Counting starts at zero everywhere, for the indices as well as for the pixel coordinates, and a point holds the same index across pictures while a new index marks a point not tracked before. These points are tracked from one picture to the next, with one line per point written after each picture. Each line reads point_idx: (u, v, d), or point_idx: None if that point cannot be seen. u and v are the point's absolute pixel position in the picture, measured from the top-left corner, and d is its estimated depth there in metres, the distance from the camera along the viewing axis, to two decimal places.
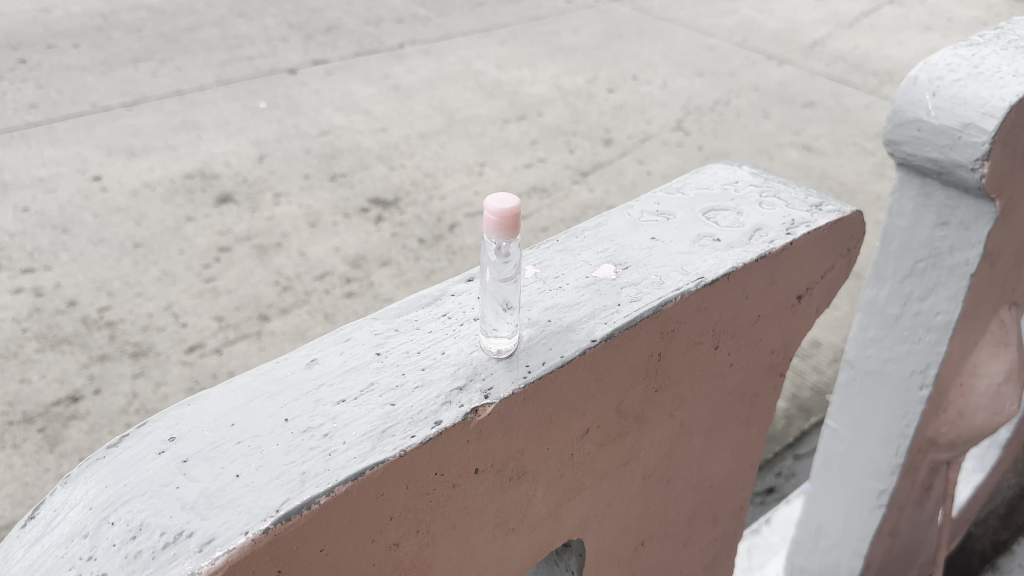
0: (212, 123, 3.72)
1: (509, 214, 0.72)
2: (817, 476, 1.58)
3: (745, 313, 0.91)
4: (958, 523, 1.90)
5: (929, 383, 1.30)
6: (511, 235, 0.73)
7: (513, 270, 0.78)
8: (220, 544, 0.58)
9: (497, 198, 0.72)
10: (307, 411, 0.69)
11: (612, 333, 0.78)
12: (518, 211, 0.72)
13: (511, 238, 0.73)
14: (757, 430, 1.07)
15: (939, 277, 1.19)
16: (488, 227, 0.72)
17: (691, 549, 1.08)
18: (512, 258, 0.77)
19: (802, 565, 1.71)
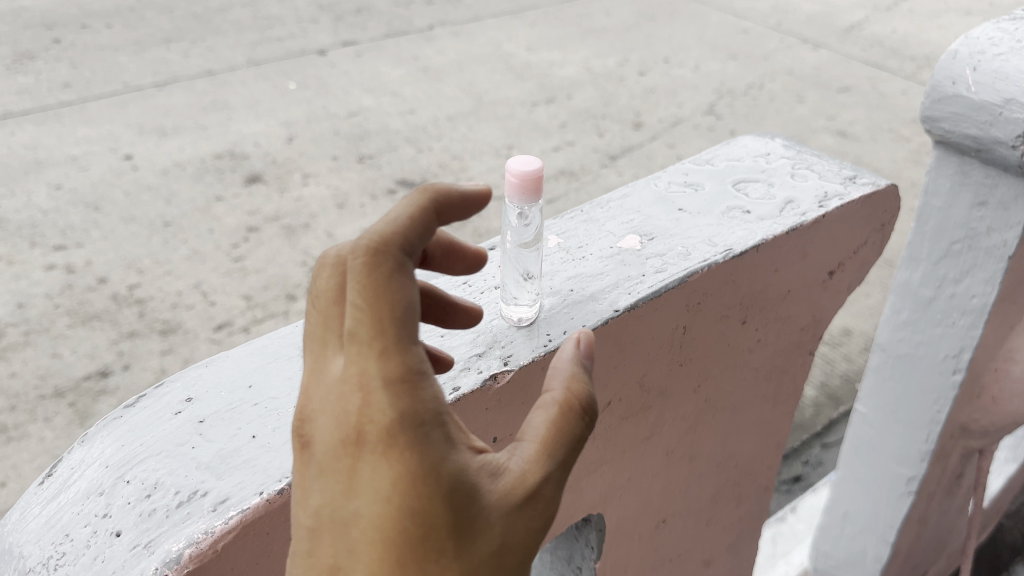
0: (242, 103, 3.74)
1: (532, 176, 0.70)
2: (844, 462, 1.56)
3: (775, 288, 0.89)
4: (990, 514, 1.87)
5: (963, 367, 1.27)
6: (533, 199, 0.71)
7: (533, 236, 0.77)
8: (234, 504, 0.57)
9: (518, 160, 0.71)
10: None
11: (636, 304, 0.76)
12: (540, 173, 0.71)
13: (532, 202, 0.72)
14: (784, 410, 1.04)
15: (976, 259, 1.16)
16: (510, 191, 0.71)
17: (714, 529, 1.07)
18: (532, 223, 0.77)
19: (828, 551, 1.69)
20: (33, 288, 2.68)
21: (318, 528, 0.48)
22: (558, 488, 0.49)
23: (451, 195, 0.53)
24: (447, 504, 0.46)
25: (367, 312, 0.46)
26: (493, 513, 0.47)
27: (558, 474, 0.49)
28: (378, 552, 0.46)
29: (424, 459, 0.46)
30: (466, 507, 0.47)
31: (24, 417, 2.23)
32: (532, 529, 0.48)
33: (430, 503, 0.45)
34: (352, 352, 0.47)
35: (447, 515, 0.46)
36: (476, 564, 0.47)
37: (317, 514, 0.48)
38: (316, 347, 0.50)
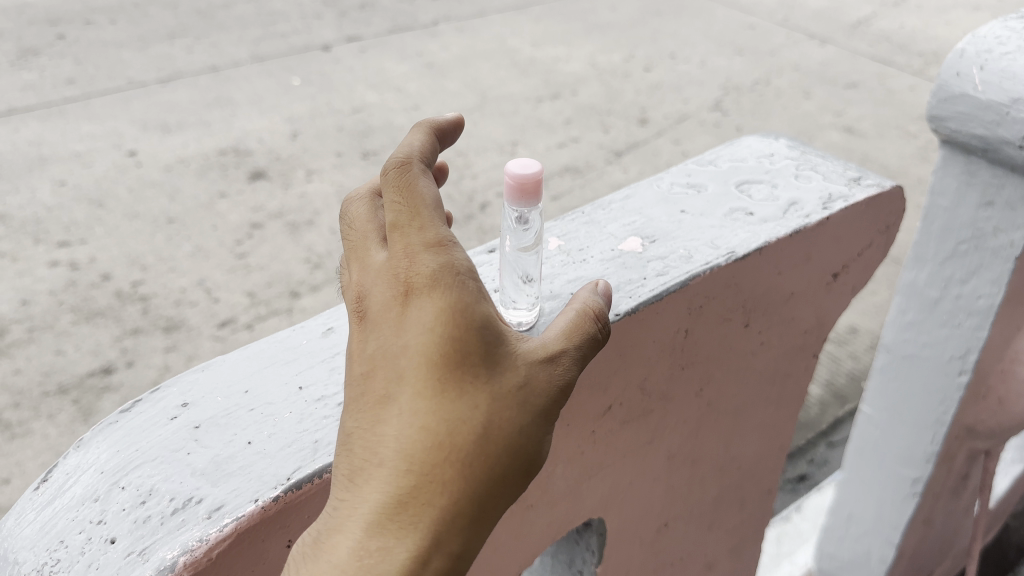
0: (246, 99, 3.73)
1: (531, 178, 0.69)
2: (849, 463, 1.55)
3: (778, 291, 0.88)
4: (996, 514, 1.87)
5: (969, 369, 1.26)
6: (532, 202, 0.70)
7: (533, 240, 0.76)
8: (229, 511, 0.57)
9: (517, 162, 0.70)
10: (321, 379, 0.67)
11: (637, 307, 0.75)
12: (540, 176, 0.70)
13: (532, 205, 0.71)
14: (788, 413, 1.04)
15: (982, 259, 1.15)
16: (509, 194, 0.70)
17: (716, 532, 1.06)
18: (532, 227, 0.76)
19: (833, 553, 1.68)
20: (37, 285, 2.68)
21: (370, 365, 0.56)
22: (570, 356, 0.58)
23: (447, 132, 0.66)
24: (479, 337, 0.55)
25: (406, 201, 0.56)
26: (517, 360, 0.57)
27: (571, 344, 0.59)
28: (423, 375, 0.55)
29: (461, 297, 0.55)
30: (494, 345, 0.56)
31: (28, 414, 2.23)
32: (549, 379, 0.57)
33: (465, 332, 0.55)
34: (394, 234, 0.57)
35: (480, 347, 0.55)
36: (504, 395, 0.56)
37: (369, 354, 0.57)
38: (361, 239, 0.60)
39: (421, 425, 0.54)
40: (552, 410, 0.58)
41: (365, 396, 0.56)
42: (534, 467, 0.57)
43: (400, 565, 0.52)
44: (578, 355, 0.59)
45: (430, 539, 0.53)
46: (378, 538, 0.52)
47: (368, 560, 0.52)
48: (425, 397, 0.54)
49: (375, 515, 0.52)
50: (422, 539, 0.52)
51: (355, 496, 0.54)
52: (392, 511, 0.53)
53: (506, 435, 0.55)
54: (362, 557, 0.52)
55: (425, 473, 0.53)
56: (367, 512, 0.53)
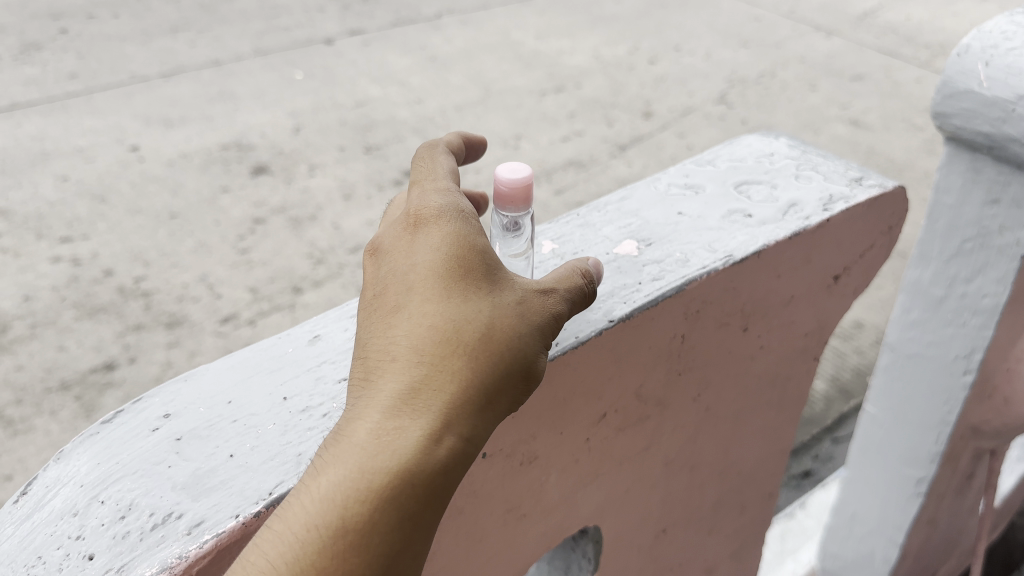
0: (248, 93, 3.72)
1: (522, 182, 0.68)
2: (853, 462, 1.53)
3: (776, 294, 0.86)
4: (1002, 513, 1.85)
5: (974, 368, 1.24)
6: (522, 208, 0.69)
7: (524, 246, 0.80)
8: (209, 527, 0.56)
9: (507, 166, 0.69)
10: (306, 389, 0.65)
11: (631, 313, 0.73)
12: (530, 181, 0.68)
13: (521, 211, 0.69)
14: (788, 417, 1.02)
15: (988, 257, 1.13)
16: (500, 200, 0.69)
17: (716, 537, 1.04)
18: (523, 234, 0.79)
19: (836, 552, 1.66)
20: (39, 281, 2.67)
21: (381, 289, 0.61)
22: (563, 293, 0.63)
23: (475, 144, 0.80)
24: (479, 258, 0.60)
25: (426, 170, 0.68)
26: (514, 281, 0.61)
27: (562, 284, 0.63)
28: (430, 284, 0.59)
29: (463, 231, 0.62)
30: (493, 268, 0.61)
31: (30, 411, 2.23)
32: (545, 302, 0.61)
33: (465, 252, 0.60)
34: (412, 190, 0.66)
35: (481, 264, 0.60)
36: (505, 306, 0.59)
37: (380, 281, 0.61)
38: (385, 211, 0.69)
39: (429, 323, 0.57)
40: (548, 332, 0.61)
41: (376, 313, 0.60)
42: (536, 380, 0.59)
43: (415, 439, 0.53)
44: (568, 296, 0.63)
45: (442, 424, 0.54)
46: (392, 419, 0.53)
47: (383, 437, 0.52)
48: (433, 301, 0.58)
49: (390, 398, 0.54)
50: (436, 421, 0.53)
51: (368, 389, 0.55)
52: (406, 395, 0.54)
53: (510, 338, 0.58)
54: (378, 436, 0.53)
55: (436, 361, 0.55)
56: (381, 397, 0.54)
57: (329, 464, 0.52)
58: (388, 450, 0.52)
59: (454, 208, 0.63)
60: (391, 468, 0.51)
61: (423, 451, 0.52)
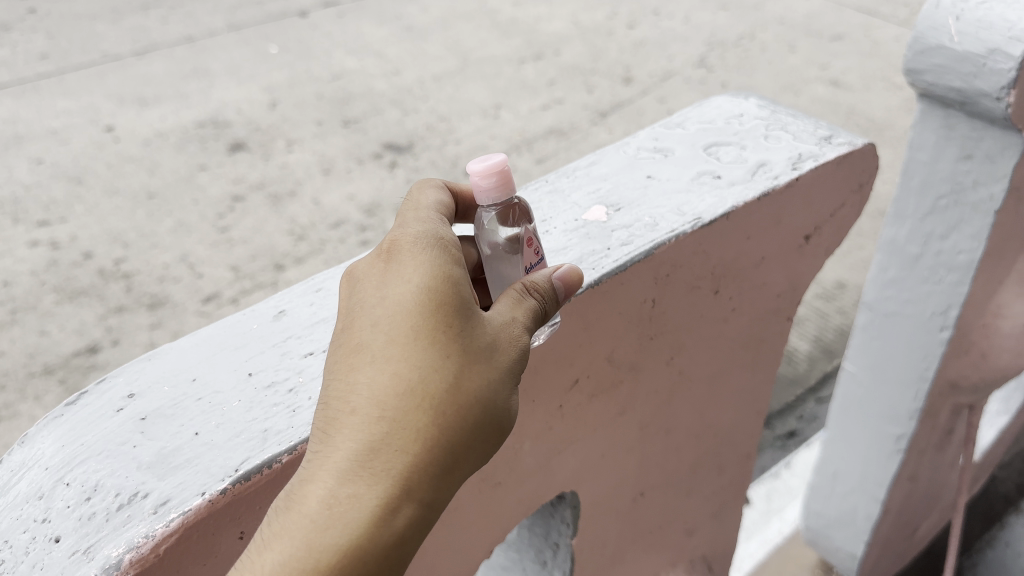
0: (223, 69, 3.67)
1: (494, 168, 0.65)
2: (834, 421, 1.58)
3: (747, 256, 0.86)
4: (982, 466, 1.91)
5: (950, 325, 1.30)
6: (504, 192, 0.66)
7: None
8: (175, 505, 0.55)
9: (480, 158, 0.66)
10: (271, 365, 0.65)
11: (600, 279, 0.73)
12: (505, 163, 0.65)
13: (505, 196, 0.66)
14: (764, 377, 1.02)
15: (962, 214, 1.19)
16: (476, 190, 0.66)
17: (695, 500, 1.04)
18: None
19: (819, 510, 1.71)
20: (18, 266, 2.65)
21: (346, 323, 0.56)
22: (526, 327, 0.58)
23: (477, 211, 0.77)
24: (457, 291, 0.55)
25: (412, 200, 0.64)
26: (485, 321, 0.57)
27: (525, 316, 0.59)
28: (398, 327, 0.54)
29: (440, 259, 0.56)
30: (468, 304, 0.56)
31: (15, 396, 2.22)
32: (519, 338, 0.57)
33: (442, 285, 0.55)
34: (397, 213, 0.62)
35: (455, 304, 0.55)
36: (476, 354, 0.55)
37: (347, 314, 0.57)
38: None
39: (394, 373, 0.53)
40: (519, 368, 0.58)
41: (339, 353, 0.55)
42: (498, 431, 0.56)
43: (370, 514, 0.49)
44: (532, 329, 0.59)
45: (399, 492, 0.51)
46: (347, 487, 0.50)
47: (335, 508, 0.49)
48: (402, 348, 0.54)
49: (345, 464, 0.50)
50: (394, 490, 0.50)
51: (325, 446, 0.52)
52: (363, 459, 0.51)
53: (477, 394, 0.54)
54: (330, 506, 0.49)
55: (396, 420, 0.52)
56: (338, 459, 0.50)
57: (278, 531, 0.49)
58: (341, 522, 0.49)
59: (432, 235, 0.58)
60: (341, 544, 0.48)
61: (375, 524, 0.50)
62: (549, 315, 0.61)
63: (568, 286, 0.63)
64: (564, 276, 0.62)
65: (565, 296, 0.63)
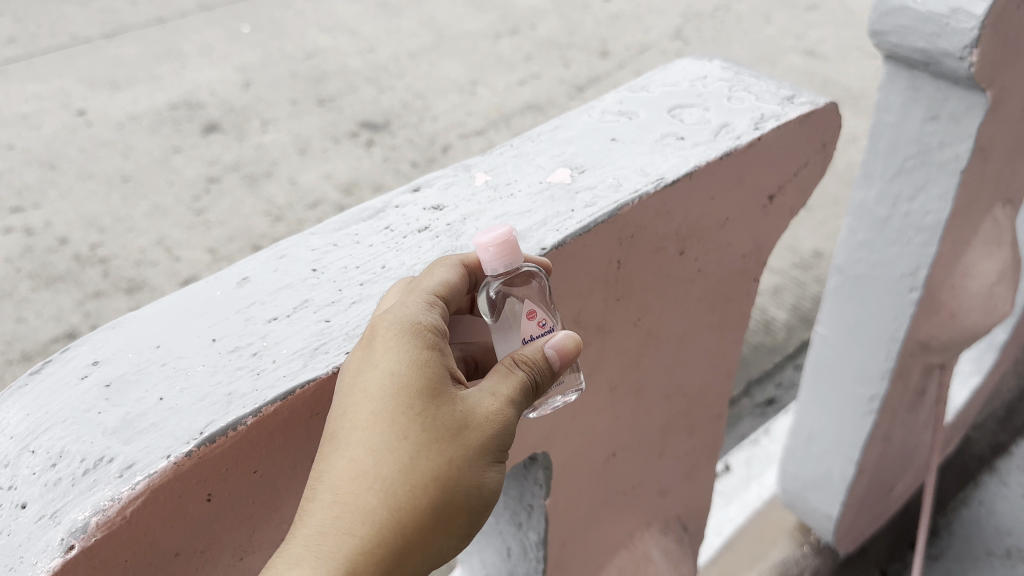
0: (195, 50, 3.63)
1: (501, 239, 0.65)
2: (807, 385, 1.61)
3: (712, 217, 0.86)
4: (955, 426, 1.94)
5: (919, 285, 1.33)
6: (512, 260, 0.65)
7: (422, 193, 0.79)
8: (141, 469, 0.56)
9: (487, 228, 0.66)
10: (235, 330, 0.65)
11: (564, 241, 0.73)
12: (511, 233, 0.65)
13: (513, 263, 0.65)
14: (732, 338, 1.03)
15: (929, 174, 1.23)
16: (486, 258, 0.65)
17: (667, 461, 1.06)
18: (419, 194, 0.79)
19: (794, 473, 1.74)
20: None
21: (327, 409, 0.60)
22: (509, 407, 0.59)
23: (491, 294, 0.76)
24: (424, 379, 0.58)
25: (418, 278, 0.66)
26: (457, 406, 0.58)
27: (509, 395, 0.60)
28: (366, 417, 0.57)
29: (414, 344, 0.59)
30: (440, 391, 0.58)
31: None
32: (493, 416, 0.59)
33: (411, 374, 0.58)
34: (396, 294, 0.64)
35: (423, 393, 0.58)
36: (442, 440, 0.57)
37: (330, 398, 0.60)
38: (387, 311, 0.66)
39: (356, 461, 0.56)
40: (494, 449, 0.59)
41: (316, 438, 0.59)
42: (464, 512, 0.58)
43: None
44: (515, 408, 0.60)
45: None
46: None
47: None
48: (368, 437, 0.57)
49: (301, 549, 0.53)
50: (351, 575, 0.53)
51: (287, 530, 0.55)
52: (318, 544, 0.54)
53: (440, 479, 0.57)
54: None
55: (356, 507, 0.55)
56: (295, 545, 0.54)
57: None
58: None
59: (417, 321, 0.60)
60: None
61: None
62: (541, 388, 0.62)
63: (565, 359, 0.63)
64: (557, 346, 0.62)
65: (560, 370, 0.63)
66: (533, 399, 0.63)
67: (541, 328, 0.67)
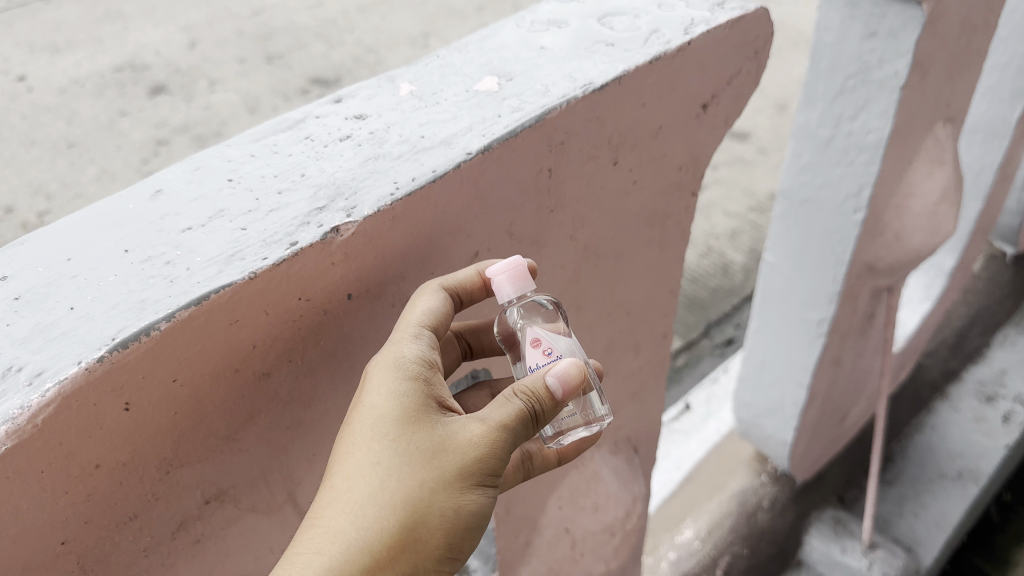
0: (136, 12, 3.51)
1: (511, 272, 0.71)
2: (758, 313, 1.63)
3: (645, 124, 0.85)
4: (907, 352, 1.98)
5: (864, 206, 1.33)
6: (524, 288, 0.71)
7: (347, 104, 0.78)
8: (50, 376, 0.54)
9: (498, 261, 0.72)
10: (150, 241, 0.63)
11: (490, 145, 0.71)
12: (522, 263, 0.71)
13: (526, 290, 0.71)
14: (672, 253, 1.04)
15: (869, 93, 1.23)
16: (500, 289, 0.71)
17: (613, 380, 1.07)
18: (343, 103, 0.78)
19: (749, 402, 1.78)
20: None
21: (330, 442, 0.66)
22: (499, 435, 0.64)
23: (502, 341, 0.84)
24: (407, 409, 0.64)
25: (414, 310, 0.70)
26: (443, 435, 0.64)
27: (501, 425, 0.65)
28: (355, 445, 0.63)
29: (401, 378, 0.64)
30: (426, 422, 0.64)
31: None
32: (478, 442, 0.64)
33: (395, 405, 0.63)
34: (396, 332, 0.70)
35: (405, 423, 0.63)
36: (425, 465, 0.63)
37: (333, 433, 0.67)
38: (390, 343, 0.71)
39: (342, 485, 0.62)
40: (481, 474, 0.64)
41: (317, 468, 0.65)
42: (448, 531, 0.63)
43: None
44: (506, 437, 0.65)
45: None
46: None
47: None
48: (355, 462, 0.63)
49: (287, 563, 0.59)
50: None
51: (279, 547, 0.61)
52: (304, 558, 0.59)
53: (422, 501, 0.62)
54: None
55: (338, 525, 0.60)
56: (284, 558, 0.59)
57: None
58: None
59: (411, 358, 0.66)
60: None
61: None
62: (540, 418, 0.67)
63: (567, 391, 0.67)
64: (559, 375, 0.67)
65: (564, 400, 0.68)
66: (535, 428, 0.67)
67: (544, 356, 0.74)
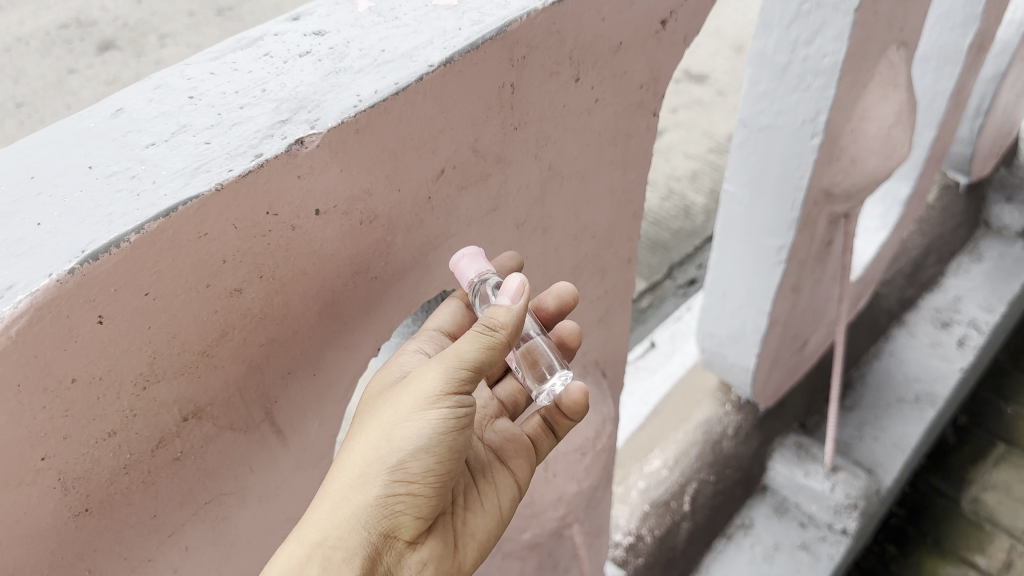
0: None
1: (471, 261, 0.79)
2: (720, 243, 1.66)
3: (604, 40, 0.86)
4: (865, 280, 2.03)
5: (820, 131, 1.34)
6: (477, 271, 0.78)
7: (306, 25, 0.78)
8: (22, 288, 0.54)
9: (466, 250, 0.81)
10: (113, 157, 0.63)
11: (453, 57, 0.71)
12: (476, 253, 0.79)
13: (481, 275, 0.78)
14: (635, 175, 1.05)
15: (824, 17, 1.24)
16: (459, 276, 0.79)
17: (581, 303, 1.10)
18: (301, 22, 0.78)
19: (712, 331, 1.83)
20: None
21: None
22: (426, 375, 0.71)
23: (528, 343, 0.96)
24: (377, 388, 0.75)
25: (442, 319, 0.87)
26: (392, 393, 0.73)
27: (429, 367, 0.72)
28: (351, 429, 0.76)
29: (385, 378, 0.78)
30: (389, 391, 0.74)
31: None
32: (410, 386, 0.71)
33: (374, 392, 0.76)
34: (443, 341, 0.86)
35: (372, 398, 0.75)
36: (375, 417, 0.72)
37: None
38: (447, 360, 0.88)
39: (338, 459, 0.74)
40: (412, 408, 0.70)
41: None
42: (391, 461, 0.69)
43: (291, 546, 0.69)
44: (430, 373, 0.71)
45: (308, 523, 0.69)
46: None
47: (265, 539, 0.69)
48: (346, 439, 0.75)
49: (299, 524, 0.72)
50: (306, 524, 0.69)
51: None
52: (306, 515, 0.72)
53: (369, 442, 0.70)
54: None
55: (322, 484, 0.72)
56: None
57: None
58: None
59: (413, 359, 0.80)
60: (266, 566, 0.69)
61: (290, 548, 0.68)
62: (477, 359, 0.72)
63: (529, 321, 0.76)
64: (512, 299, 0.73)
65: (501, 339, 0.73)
66: (480, 367, 0.72)
67: None
